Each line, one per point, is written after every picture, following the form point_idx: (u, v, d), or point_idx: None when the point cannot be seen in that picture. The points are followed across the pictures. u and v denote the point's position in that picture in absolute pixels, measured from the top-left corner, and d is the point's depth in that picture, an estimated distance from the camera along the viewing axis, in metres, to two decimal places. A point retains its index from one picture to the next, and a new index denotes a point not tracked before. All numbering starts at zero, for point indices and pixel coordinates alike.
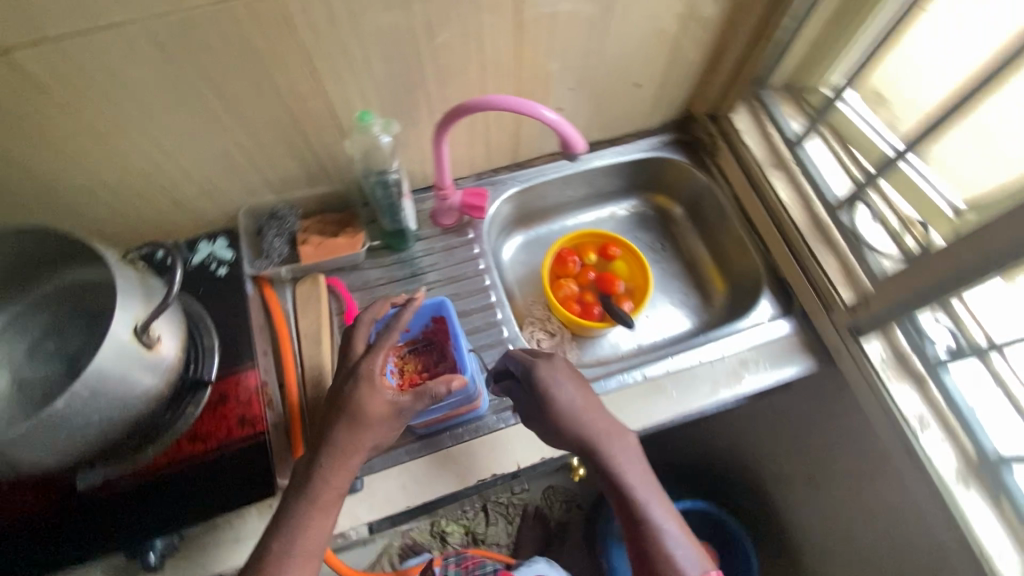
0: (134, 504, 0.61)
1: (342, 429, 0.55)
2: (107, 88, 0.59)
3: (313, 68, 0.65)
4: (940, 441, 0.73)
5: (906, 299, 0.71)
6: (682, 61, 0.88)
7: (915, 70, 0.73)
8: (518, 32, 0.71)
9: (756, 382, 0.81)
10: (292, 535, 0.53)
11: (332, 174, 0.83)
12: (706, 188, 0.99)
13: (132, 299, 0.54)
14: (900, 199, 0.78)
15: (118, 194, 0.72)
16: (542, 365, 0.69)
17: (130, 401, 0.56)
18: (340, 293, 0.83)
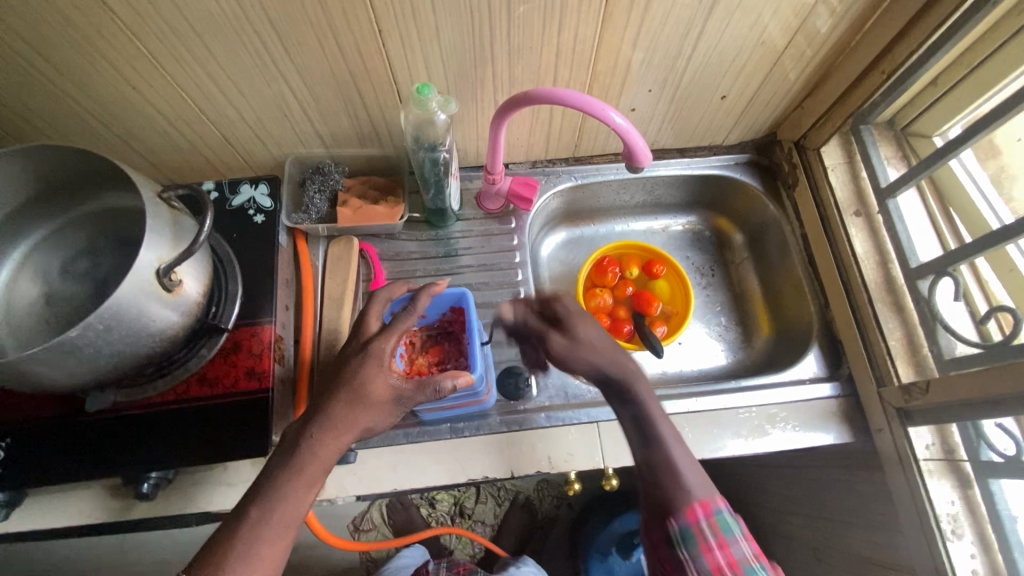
0: (139, 432, 0.64)
1: (341, 404, 0.52)
2: (170, 18, 0.57)
3: (379, 27, 0.61)
4: (969, 554, 0.67)
5: (972, 398, 0.63)
6: (779, 79, 0.79)
7: None
8: (604, 22, 0.65)
9: (782, 441, 0.76)
10: (271, 504, 0.49)
11: (383, 137, 0.80)
12: (774, 221, 0.92)
13: (159, 240, 0.54)
14: (994, 278, 0.71)
15: (172, 123, 0.72)
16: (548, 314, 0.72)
17: (145, 338, 0.56)
18: (370, 259, 0.82)
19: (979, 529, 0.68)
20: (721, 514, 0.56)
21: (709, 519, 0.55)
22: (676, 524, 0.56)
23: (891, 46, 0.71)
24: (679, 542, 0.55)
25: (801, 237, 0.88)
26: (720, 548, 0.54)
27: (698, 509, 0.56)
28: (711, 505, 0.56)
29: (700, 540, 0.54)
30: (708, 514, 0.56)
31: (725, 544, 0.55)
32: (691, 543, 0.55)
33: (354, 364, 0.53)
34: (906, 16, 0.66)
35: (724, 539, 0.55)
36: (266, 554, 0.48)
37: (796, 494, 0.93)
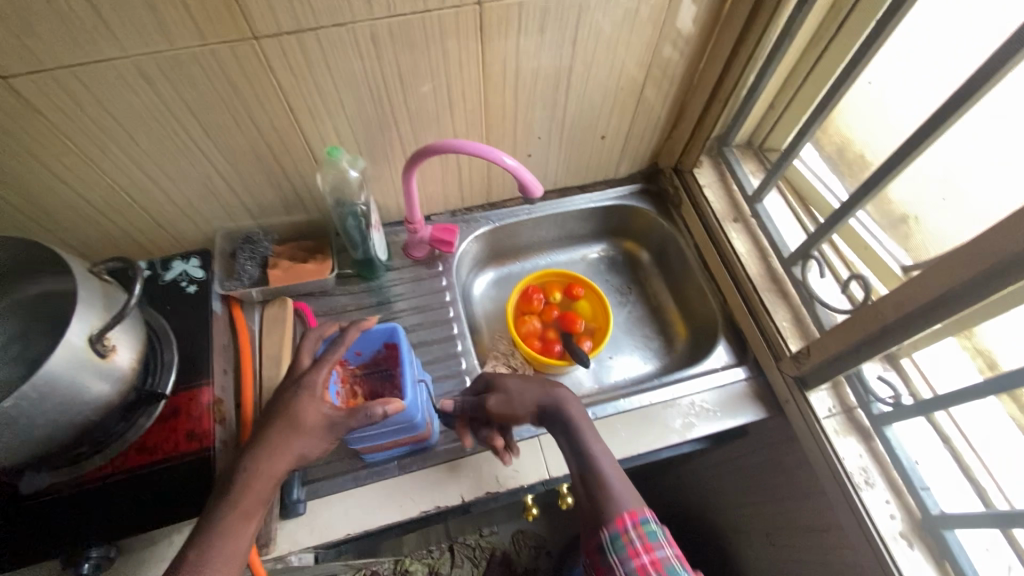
0: (76, 509, 0.64)
1: (277, 433, 0.56)
2: (96, 117, 0.64)
3: (291, 106, 0.70)
4: (883, 498, 0.73)
5: (844, 352, 0.72)
6: (646, 117, 0.94)
7: (883, 118, 0.79)
8: (485, 83, 0.77)
9: (706, 428, 0.82)
10: (210, 540, 0.52)
11: (307, 203, 0.87)
12: (670, 236, 1.04)
13: (91, 309, 0.57)
14: (859, 261, 0.83)
15: (101, 212, 0.77)
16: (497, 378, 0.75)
17: (79, 407, 0.58)
18: (306, 317, 0.86)
19: (888, 475, 0.75)
20: (648, 522, 0.62)
21: (636, 526, 0.62)
22: (607, 533, 0.61)
23: (723, 80, 0.87)
24: (609, 549, 0.61)
25: (694, 247, 1.00)
26: (647, 552, 0.60)
27: (627, 518, 0.62)
28: (639, 515, 0.62)
29: (629, 546, 0.60)
30: (636, 522, 0.62)
31: (652, 549, 0.60)
32: (621, 549, 0.60)
33: (287, 398, 0.58)
34: (726, 55, 0.82)
35: (650, 544, 0.60)
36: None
37: (741, 485, 0.99)
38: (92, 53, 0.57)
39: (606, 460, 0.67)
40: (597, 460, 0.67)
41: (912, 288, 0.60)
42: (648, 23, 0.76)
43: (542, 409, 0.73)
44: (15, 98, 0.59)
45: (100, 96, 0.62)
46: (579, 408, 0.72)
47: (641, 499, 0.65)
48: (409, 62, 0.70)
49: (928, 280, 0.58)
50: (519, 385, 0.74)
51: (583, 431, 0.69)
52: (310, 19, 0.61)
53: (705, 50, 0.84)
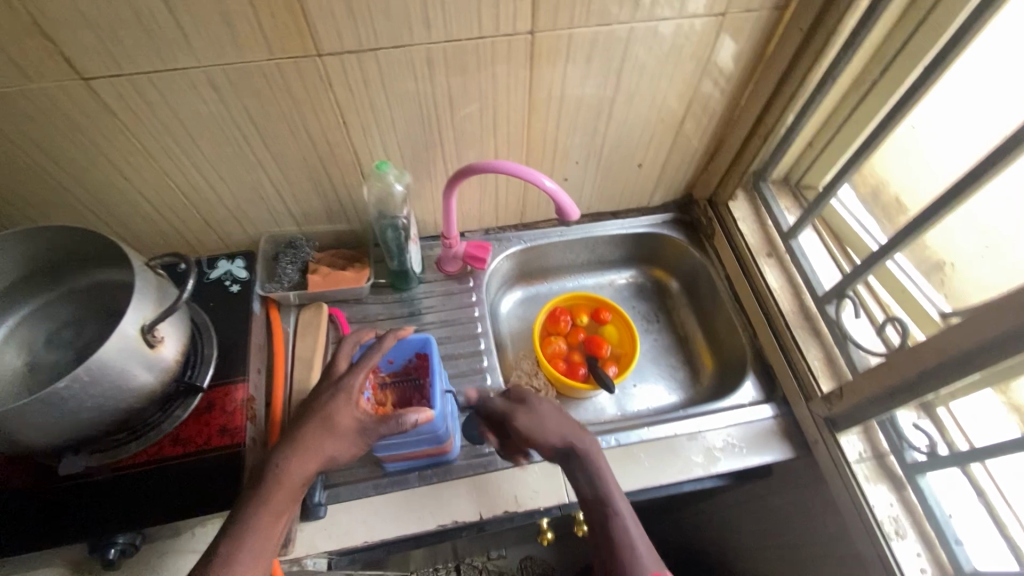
0: (109, 495, 0.65)
1: (310, 433, 0.58)
2: (165, 120, 0.68)
3: (344, 120, 0.74)
4: (914, 551, 0.71)
5: (878, 396, 0.71)
6: (684, 148, 0.95)
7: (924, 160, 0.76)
8: (530, 108, 0.79)
9: (730, 463, 0.81)
10: (241, 535, 0.53)
11: (350, 213, 0.90)
12: (701, 266, 1.04)
13: (145, 301, 0.60)
14: (894, 303, 0.82)
15: (157, 210, 0.81)
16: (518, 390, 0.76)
17: (125, 393, 0.60)
18: (340, 323, 0.88)
19: (920, 527, 0.72)
20: None
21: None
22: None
23: (763, 116, 0.88)
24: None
25: (725, 279, 1.00)
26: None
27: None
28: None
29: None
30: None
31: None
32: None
33: (323, 399, 0.59)
34: (768, 93, 0.83)
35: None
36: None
37: (762, 527, 0.96)
38: (170, 62, 0.61)
39: (631, 523, 0.63)
40: (621, 522, 0.63)
41: (954, 332, 0.59)
42: (693, 59, 0.78)
43: (557, 450, 0.70)
44: (94, 99, 0.63)
45: (171, 101, 0.66)
46: (604, 462, 0.68)
47: (664, 564, 0.61)
48: (460, 85, 0.73)
49: (971, 326, 0.57)
50: (541, 403, 0.74)
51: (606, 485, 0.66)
52: (371, 40, 0.64)
53: (747, 87, 0.85)
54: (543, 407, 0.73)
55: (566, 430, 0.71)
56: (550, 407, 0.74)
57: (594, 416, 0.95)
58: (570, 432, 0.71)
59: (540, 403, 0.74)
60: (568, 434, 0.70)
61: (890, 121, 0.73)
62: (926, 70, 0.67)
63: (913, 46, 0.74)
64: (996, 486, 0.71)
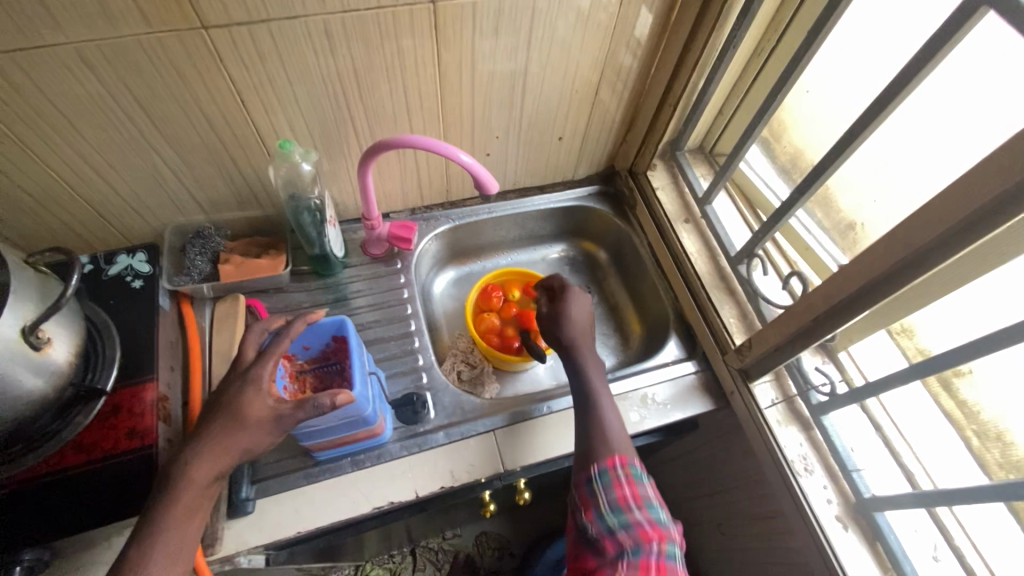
0: (4, 513, 0.61)
1: (219, 428, 0.55)
2: (33, 104, 0.62)
3: (242, 98, 0.70)
4: (820, 484, 0.77)
5: (782, 345, 0.76)
6: (601, 120, 0.97)
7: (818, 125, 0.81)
8: (442, 82, 0.78)
9: (657, 420, 0.84)
10: (153, 540, 0.51)
11: (262, 198, 0.86)
12: (626, 236, 1.07)
13: (24, 300, 0.55)
14: (799, 258, 0.89)
15: (39, 204, 0.74)
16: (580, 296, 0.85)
17: (8, 401, 0.56)
18: (259, 313, 0.84)
19: (825, 461, 0.79)
20: (635, 468, 0.69)
21: (624, 467, 0.69)
22: (597, 468, 0.68)
23: (672, 86, 0.90)
24: (596, 480, 0.67)
25: (648, 247, 1.03)
26: (631, 488, 0.67)
27: (617, 459, 0.69)
28: (628, 458, 0.70)
29: (614, 480, 0.67)
30: (623, 463, 0.69)
31: (635, 486, 0.67)
32: (607, 481, 0.67)
33: (230, 392, 0.57)
34: (675, 62, 0.86)
35: (634, 482, 0.68)
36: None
37: (694, 478, 1.02)
38: (27, 37, 0.55)
39: (611, 414, 0.74)
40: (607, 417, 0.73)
41: (841, 280, 0.64)
42: (600, 28, 0.79)
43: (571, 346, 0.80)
44: None
45: (38, 82, 0.60)
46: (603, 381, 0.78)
47: (630, 452, 0.72)
48: (364, 58, 0.70)
49: (854, 272, 0.62)
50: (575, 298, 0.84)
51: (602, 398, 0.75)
52: (260, 11, 0.61)
53: (655, 56, 0.87)
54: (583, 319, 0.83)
55: (586, 337, 0.81)
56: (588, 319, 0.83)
57: (530, 386, 0.97)
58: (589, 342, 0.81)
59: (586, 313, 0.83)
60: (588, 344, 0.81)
61: (784, 85, 0.77)
62: (810, 36, 0.71)
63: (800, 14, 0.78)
64: (890, 420, 0.79)
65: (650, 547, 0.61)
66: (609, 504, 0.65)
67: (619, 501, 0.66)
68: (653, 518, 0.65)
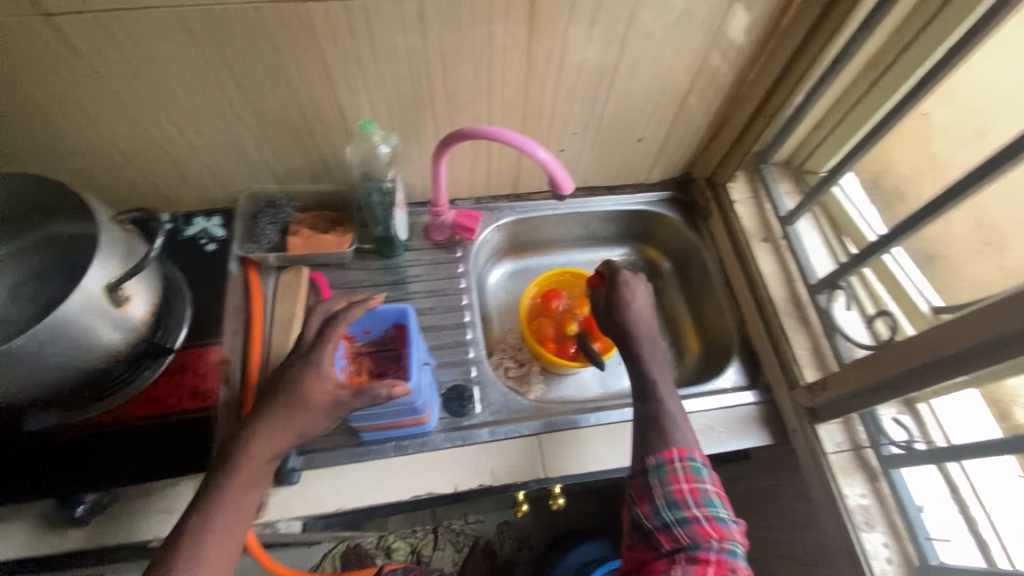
0: (75, 453, 0.64)
1: (281, 408, 0.57)
2: (133, 63, 0.63)
3: (329, 74, 0.69)
4: (880, 541, 0.72)
5: (861, 390, 0.70)
6: (686, 124, 0.91)
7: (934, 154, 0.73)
8: (528, 72, 0.75)
9: (710, 448, 0.80)
10: (212, 510, 0.53)
11: (333, 173, 0.86)
12: (694, 247, 1.02)
13: (111, 257, 0.57)
14: (877, 283, 0.82)
15: (130, 160, 0.76)
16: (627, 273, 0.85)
17: (89, 351, 0.58)
18: (321, 288, 0.85)
19: (889, 517, 0.73)
20: (694, 460, 0.65)
21: (683, 459, 0.65)
22: (654, 459, 0.65)
23: (770, 96, 0.84)
24: (652, 471, 0.64)
25: (719, 262, 0.98)
26: (688, 482, 0.63)
27: (676, 451, 0.66)
28: (687, 451, 0.66)
29: (670, 472, 0.64)
30: (682, 455, 0.65)
31: (693, 479, 0.63)
32: (664, 474, 0.64)
33: (293, 374, 0.58)
34: (778, 70, 0.79)
35: (692, 476, 0.64)
36: (211, 558, 0.52)
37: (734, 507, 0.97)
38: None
39: (660, 371, 0.77)
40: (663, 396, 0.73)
41: (945, 333, 0.58)
42: (702, 30, 0.73)
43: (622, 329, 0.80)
44: (55, 34, 0.58)
45: (140, 42, 0.61)
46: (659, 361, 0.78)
47: (677, 413, 0.71)
48: (454, 42, 0.68)
49: (964, 327, 0.56)
50: (637, 283, 0.84)
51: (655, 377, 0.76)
52: None
53: (757, 61, 0.81)
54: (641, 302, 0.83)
55: (647, 320, 0.81)
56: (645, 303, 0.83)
57: (575, 392, 0.94)
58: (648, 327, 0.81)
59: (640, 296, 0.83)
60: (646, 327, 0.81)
61: (903, 107, 0.70)
62: (945, 55, 0.63)
63: (932, 30, 0.70)
64: (969, 485, 0.71)
65: (709, 545, 0.57)
66: (664, 498, 0.62)
67: (676, 496, 0.62)
68: (714, 515, 0.60)
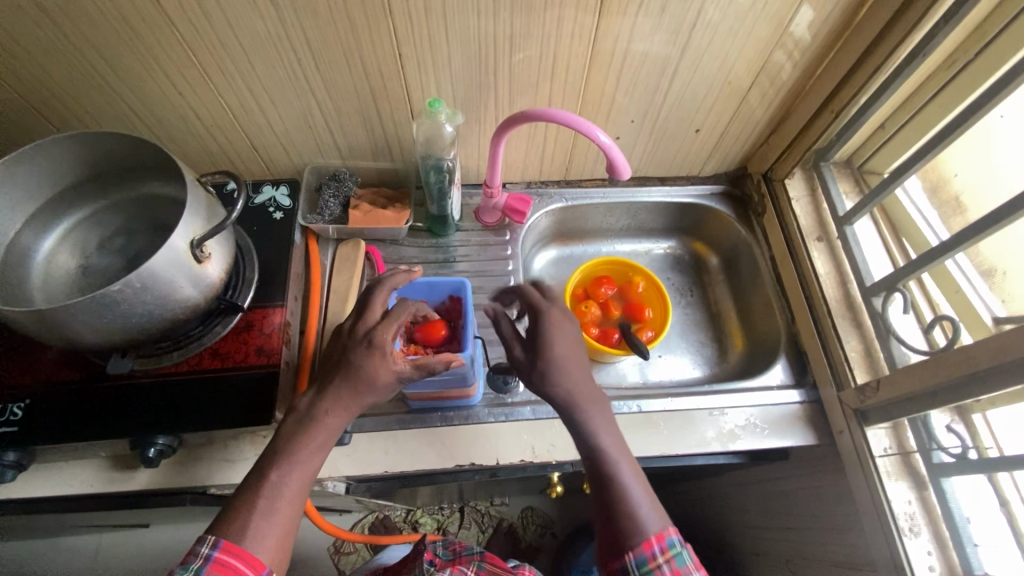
0: (149, 397, 0.69)
1: (350, 386, 0.60)
2: (223, 36, 0.67)
3: (400, 52, 0.72)
4: (925, 550, 0.70)
5: (916, 394, 0.69)
6: (746, 117, 0.90)
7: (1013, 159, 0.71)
8: (593, 58, 0.76)
9: (751, 445, 0.80)
10: (287, 468, 0.57)
11: (394, 151, 0.89)
12: (746, 244, 1.01)
13: (195, 216, 0.61)
14: (945, 302, 0.78)
15: (207, 128, 0.81)
16: (541, 324, 0.66)
17: (173, 304, 0.62)
18: (375, 262, 0.89)
19: (934, 526, 0.71)
20: (674, 544, 0.58)
21: (664, 552, 0.57)
22: (633, 558, 0.56)
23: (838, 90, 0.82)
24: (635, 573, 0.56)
25: (769, 260, 0.97)
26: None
27: (655, 540, 0.57)
28: (665, 537, 0.58)
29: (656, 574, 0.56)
30: (663, 546, 0.57)
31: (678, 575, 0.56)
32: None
33: (360, 353, 0.60)
34: (849, 65, 0.78)
35: (678, 570, 0.56)
36: (284, 509, 0.56)
37: (766, 508, 0.97)
38: None
39: (608, 442, 0.62)
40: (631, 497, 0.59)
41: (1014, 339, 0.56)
42: (773, 21, 0.72)
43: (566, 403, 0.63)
44: (154, 4, 0.62)
45: (229, 15, 0.64)
46: (599, 408, 0.63)
47: (648, 510, 0.59)
48: (523, 25, 0.69)
49: None
50: (548, 330, 0.66)
51: (620, 472, 0.60)
52: None
53: (827, 55, 0.79)
54: (556, 347, 0.65)
55: (576, 375, 0.64)
56: (566, 341, 0.66)
57: (614, 380, 0.95)
58: (579, 380, 0.64)
59: (558, 344, 0.65)
60: (580, 383, 0.64)
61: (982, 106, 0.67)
62: None
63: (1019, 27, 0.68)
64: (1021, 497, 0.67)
65: None
66: None
67: None
68: None
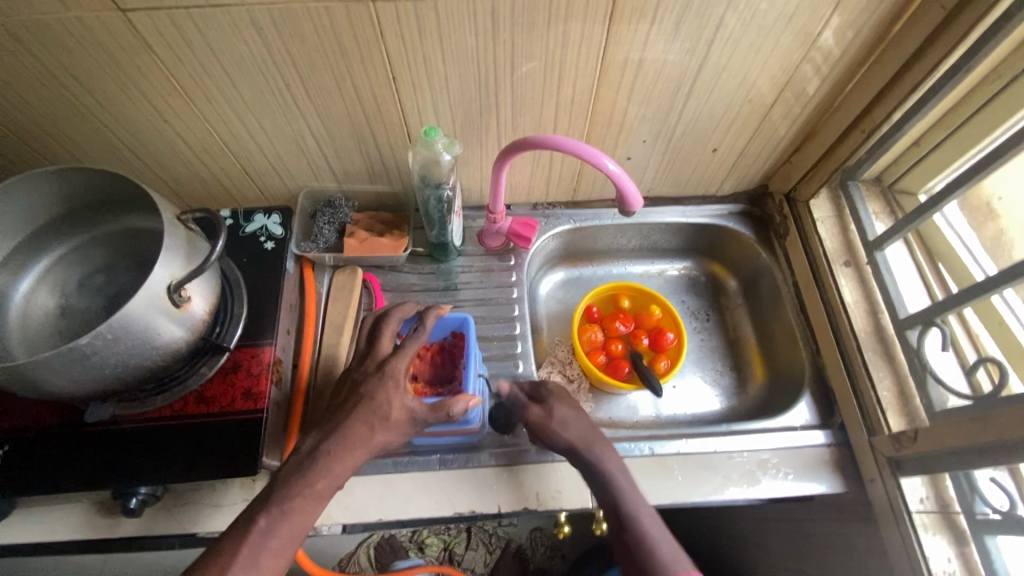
0: (132, 443, 0.66)
1: (360, 423, 0.58)
2: (207, 63, 0.63)
3: (394, 74, 0.67)
4: None
5: (960, 445, 0.63)
6: (769, 134, 0.84)
7: None
8: (601, 73, 0.70)
9: (774, 489, 0.74)
10: (273, 527, 0.53)
11: (392, 175, 0.85)
12: (767, 268, 0.95)
13: (174, 258, 0.57)
14: (985, 334, 0.72)
15: (196, 155, 0.78)
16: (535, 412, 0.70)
17: (151, 351, 0.58)
18: (373, 290, 0.86)
19: None
20: None
21: None
22: None
23: (870, 107, 0.76)
24: None
25: (792, 285, 0.91)
26: None
27: None
28: None
29: None
30: None
31: None
32: None
33: (373, 384, 0.60)
34: (884, 80, 0.71)
35: None
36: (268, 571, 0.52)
37: (787, 549, 0.90)
38: None
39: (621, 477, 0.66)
40: (645, 530, 0.63)
41: None
42: (799, 35, 0.66)
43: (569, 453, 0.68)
44: (131, 31, 0.58)
45: (211, 39, 0.60)
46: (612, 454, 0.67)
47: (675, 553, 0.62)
48: (525, 43, 0.64)
49: None
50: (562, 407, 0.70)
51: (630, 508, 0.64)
52: None
53: (858, 70, 0.73)
54: (561, 407, 0.70)
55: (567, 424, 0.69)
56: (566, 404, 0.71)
57: (626, 415, 0.90)
58: (575, 430, 0.68)
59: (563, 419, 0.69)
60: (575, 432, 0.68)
61: None
62: None
63: None
64: None
65: None
66: None
67: None
68: None
